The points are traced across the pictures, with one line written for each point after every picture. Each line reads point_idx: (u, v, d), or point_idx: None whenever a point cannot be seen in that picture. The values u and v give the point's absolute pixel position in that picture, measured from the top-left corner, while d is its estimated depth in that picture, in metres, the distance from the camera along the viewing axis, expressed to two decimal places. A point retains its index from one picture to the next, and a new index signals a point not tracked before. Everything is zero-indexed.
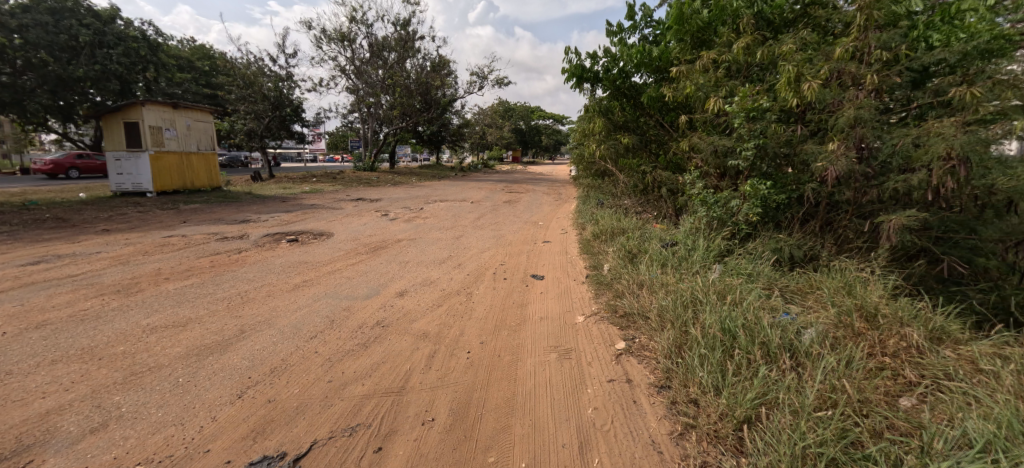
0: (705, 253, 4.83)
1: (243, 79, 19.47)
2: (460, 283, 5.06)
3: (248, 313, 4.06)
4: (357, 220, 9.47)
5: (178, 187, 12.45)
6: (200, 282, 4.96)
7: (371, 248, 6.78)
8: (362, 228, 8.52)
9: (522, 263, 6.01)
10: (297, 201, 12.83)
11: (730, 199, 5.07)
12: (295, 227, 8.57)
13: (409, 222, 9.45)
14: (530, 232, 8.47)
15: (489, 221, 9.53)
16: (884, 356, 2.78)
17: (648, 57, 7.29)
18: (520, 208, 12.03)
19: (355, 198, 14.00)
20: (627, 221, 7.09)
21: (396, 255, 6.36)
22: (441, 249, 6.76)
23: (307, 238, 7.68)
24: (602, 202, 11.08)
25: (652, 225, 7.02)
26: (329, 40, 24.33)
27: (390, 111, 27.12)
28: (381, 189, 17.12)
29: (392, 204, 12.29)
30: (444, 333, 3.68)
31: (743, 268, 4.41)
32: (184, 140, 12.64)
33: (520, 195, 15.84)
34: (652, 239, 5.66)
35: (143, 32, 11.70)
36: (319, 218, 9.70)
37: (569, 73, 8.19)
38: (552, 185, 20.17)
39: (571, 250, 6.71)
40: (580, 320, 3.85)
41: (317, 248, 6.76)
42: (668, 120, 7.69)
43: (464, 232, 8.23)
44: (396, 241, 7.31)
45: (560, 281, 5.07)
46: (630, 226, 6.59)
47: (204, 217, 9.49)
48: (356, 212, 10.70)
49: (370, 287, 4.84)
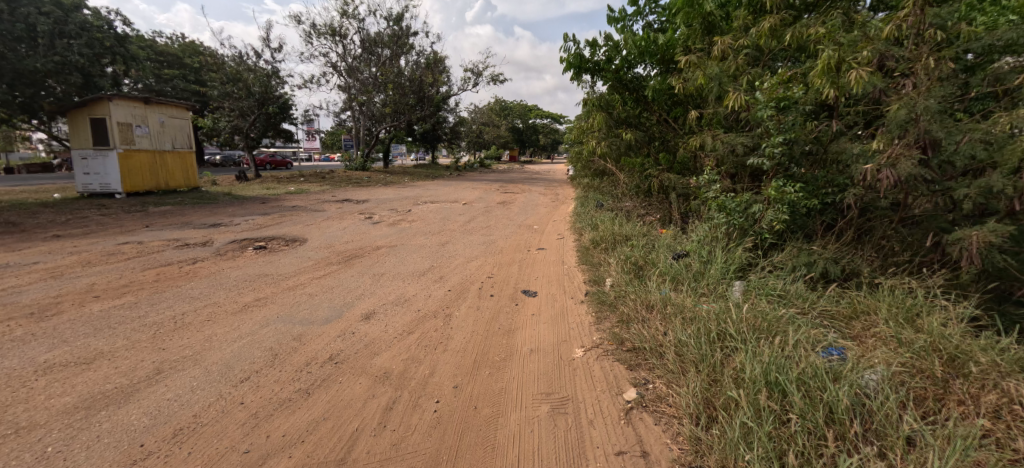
0: (725, 268, 4.14)
1: (227, 74, 18.72)
2: (439, 302, 4.36)
3: (175, 345, 3.34)
4: (338, 224, 8.75)
5: (151, 187, 11.72)
6: (133, 301, 4.24)
7: (345, 257, 6.07)
8: (340, 233, 7.80)
9: (513, 276, 5.31)
10: (278, 203, 12.09)
11: (752, 204, 4.38)
12: (266, 232, 7.84)
13: (393, 226, 8.72)
14: (524, 237, 7.76)
15: (480, 225, 8.82)
16: (985, 421, 2.09)
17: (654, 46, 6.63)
18: (515, 211, 11.31)
19: (341, 199, 13.27)
20: (630, 227, 6.40)
21: (372, 266, 5.64)
22: (423, 258, 6.06)
23: (277, 245, 6.94)
24: (602, 204, 10.41)
25: (658, 231, 6.33)
26: (320, 35, 23.61)
27: (383, 109, 26.41)
28: (371, 189, 16.40)
29: (378, 205, 11.56)
30: (410, 372, 2.97)
31: (772, 287, 3.71)
32: (158, 138, 11.93)
33: (516, 195, 15.15)
34: (661, 249, 4.97)
35: (109, 22, 10.91)
36: (295, 222, 8.96)
37: (567, 63, 7.52)
38: (549, 185, 19.48)
39: (567, 259, 6.02)
40: (579, 354, 3.15)
41: (284, 257, 6.03)
42: (674, 115, 7.04)
43: (452, 238, 7.51)
44: (375, 249, 6.59)
45: (555, 300, 4.36)
46: (633, 232, 5.92)
47: (171, 221, 8.75)
48: (338, 215, 9.96)
49: (332, 308, 4.12)
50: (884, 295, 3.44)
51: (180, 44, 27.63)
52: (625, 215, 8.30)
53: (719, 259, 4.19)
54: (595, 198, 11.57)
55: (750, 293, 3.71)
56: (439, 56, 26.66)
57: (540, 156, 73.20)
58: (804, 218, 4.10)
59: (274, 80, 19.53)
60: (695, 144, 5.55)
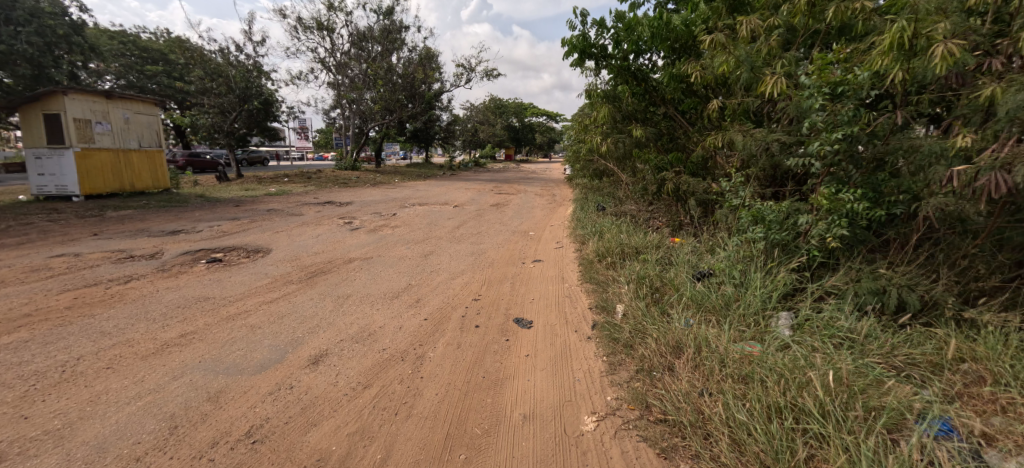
0: (769, 295, 3.34)
1: (207, 69, 17.76)
2: (411, 336, 3.50)
3: (44, 411, 2.49)
4: (311, 231, 7.88)
5: (114, 189, 10.82)
6: (23, 339, 3.37)
7: (309, 273, 5.19)
8: (312, 242, 6.93)
9: (505, 297, 4.47)
10: (253, 205, 11.18)
11: (796, 215, 3.55)
12: (227, 241, 6.96)
13: (372, 233, 7.86)
14: (518, 246, 6.92)
15: (470, 231, 7.98)
16: None
17: (666, 31, 6.02)
18: (509, 214, 10.46)
19: (323, 201, 12.40)
20: (639, 237, 5.57)
21: (340, 284, 4.81)
22: (400, 274, 5.22)
23: (235, 257, 6.07)
24: (603, 207, 9.62)
25: (672, 242, 5.51)
26: (306, 29, 22.71)
27: (373, 106, 25.48)
28: (357, 190, 15.54)
29: (362, 208, 10.69)
30: (355, 460, 2.13)
31: (837, 324, 2.92)
32: (122, 135, 11.04)
33: (510, 197, 14.31)
34: (684, 268, 4.15)
35: (63, 8, 9.98)
36: (264, 228, 8.08)
37: (569, 48, 6.83)
38: (545, 186, 18.51)
39: (568, 274, 5.19)
40: (589, 427, 2.32)
41: (237, 273, 5.15)
42: (685, 108, 6.41)
43: (437, 248, 6.66)
44: (347, 262, 5.73)
45: (554, 334, 3.52)
46: (647, 243, 5.13)
47: (124, 228, 7.86)
48: (314, 220, 9.06)
49: (272, 348, 3.26)
50: (985, 341, 2.63)
51: (161, 39, 26.59)
52: (631, 221, 7.50)
53: (761, 282, 3.39)
54: (595, 199, 10.77)
55: (806, 334, 2.91)
56: (431, 52, 25.74)
57: (535, 155, 72.26)
58: (868, 234, 3.29)
59: (257, 75, 18.60)
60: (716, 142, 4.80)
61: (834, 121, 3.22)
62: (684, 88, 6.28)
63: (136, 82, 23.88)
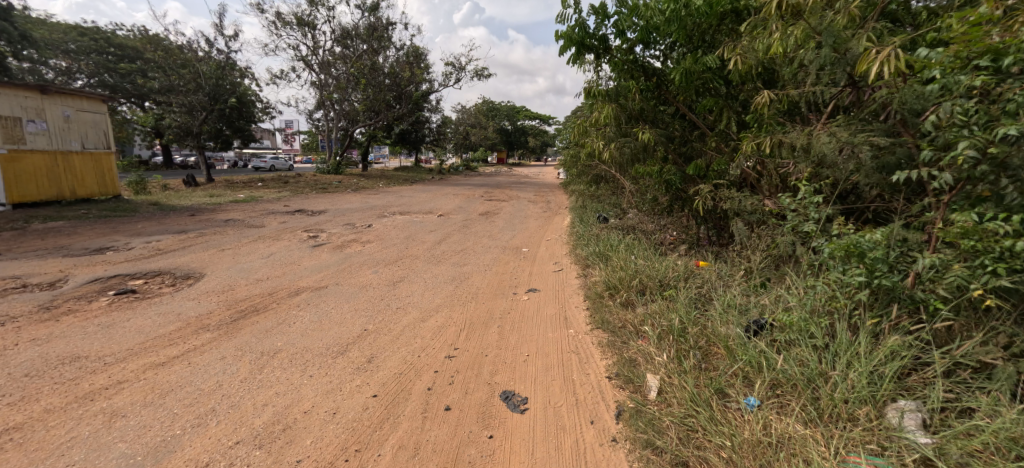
0: (878, 369, 2.28)
1: (174, 65, 16.48)
2: (347, 432, 2.35)
3: None
4: (265, 247, 6.70)
5: (51, 196, 9.60)
6: None
7: (237, 311, 4.04)
8: (258, 263, 5.74)
9: (491, 350, 3.32)
10: (211, 215, 9.94)
11: (910, 252, 2.45)
12: (157, 263, 5.78)
13: (337, 251, 6.69)
14: (510, 268, 5.80)
15: (452, 248, 6.85)
16: None
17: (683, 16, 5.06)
18: (500, 225, 9.33)
19: (293, 209, 11.16)
20: (658, 263, 4.47)
21: (273, 328, 3.66)
22: (357, 312, 4.06)
23: (156, 287, 4.91)
24: (604, 217, 8.54)
25: (699, 269, 4.43)
26: (286, 25, 21.44)
27: (358, 106, 24.20)
28: (335, 196, 14.30)
29: (333, 219, 9.49)
30: None
31: (1011, 434, 1.87)
32: (60, 135, 9.87)
33: (502, 204, 13.16)
34: (732, 315, 3.06)
35: None
36: (210, 244, 6.87)
37: (564, 40, 5.77)
38: (539, 192, 17.32)
39: (571, 312, 4.06)
40: None
41: (141, 313, 3.97)
42: (705, 106, 5.37)
43: (410, 271, 5.51)
44: (292, 292, 4.55)
45: (559, 427, 2.39)
46: (673, 271, 4.04)
47: (41, 246, 6.65)
48: (274, 233, 7.87)
49: (120, 463, 2.10)
50: None
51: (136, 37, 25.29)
52: (641, 236, 6.43)
53: (861, 349, 2.34)
54: (594, 208, 9.68)
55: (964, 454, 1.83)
56: (419, 51, 24.52)
57: (528, 159, 71.22)
58: None
59: (229, 72, 17.34)
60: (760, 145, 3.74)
61: (981, 113, 2.13)
62: (705, 82, 5.24)
63: (108, 82, 22.60)
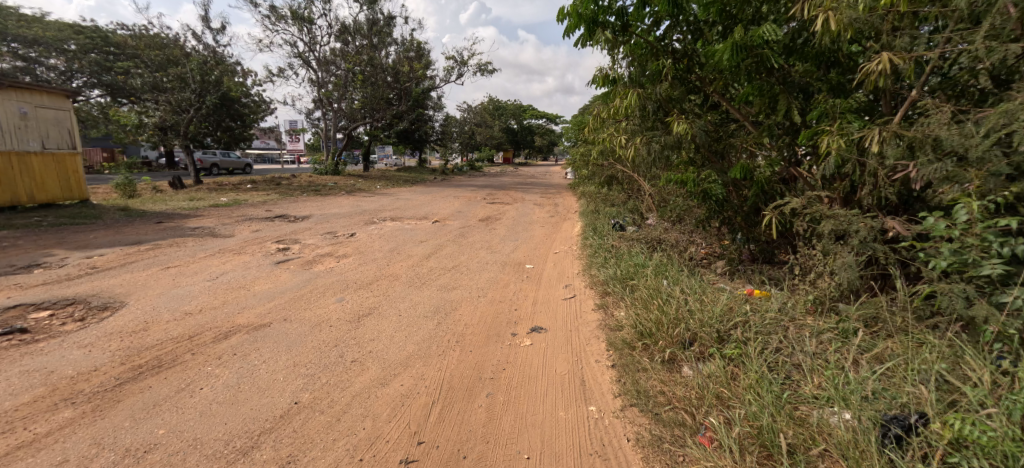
0: None
1: (160, 61, 15.55)
2: None
3: None
4: (220, 263, 5.66)
5: (5, 201, 8.65)
6: None
7: (134, 367, 2.97)
8: (202, 286, 4.71)
9: (472, 444, 2.22)
10: (180, 222, 8.92)
11: None
12: (80, 286, 4.75)
13: (305, 267, 5.64)
14: (510, 291, 4.72)
15: (442, 263, 5.78)
16: None
17: None
18: (501, 233, 8.25)
19: (274, 215, 10.10)
20: (704, 297, 3.38)
21: (166, 401, 2.58)
22: (297, 367, 2.96)
23: (58, 322, 3.87)
24: (620, 223, 7.43)
25: (758, 305, 3.32)
26: (280, 20, 20.49)
27: (356, 104, 23.25)
28: (326, 199, 13.29)
29: (315, 226, 8.45)
30: None
31: None
32: (16, 134, 8.93)
33: (506, 207, 12.04)
34: (852, 404, 1.95)
35: None
36: (158, 260, 5.82)
37: (570, 18, 4.64)
38: (546, 194, 16.21)
39: (589, 370, 2.94)
40: None
41: (1, 371, 2.90)
42: (748, 96, 4.26)
43: (386, 298, 4.44)
44: (222, 333, 3.47)
45: None
46: (735, 316, 2.91)
47: None
48: (239, 244, 6.83)
49: None
50: None
51: None
52: (670, 251, 5.32)
53: None
54: (608, 213, 8.55)
55: None
56: (420, 45, 23.49)
57: (535, 158, 70.25)
58: None
59: (218, 69, 16.37)
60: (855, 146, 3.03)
61: None
62: (749, 69, 4.15)
63: None
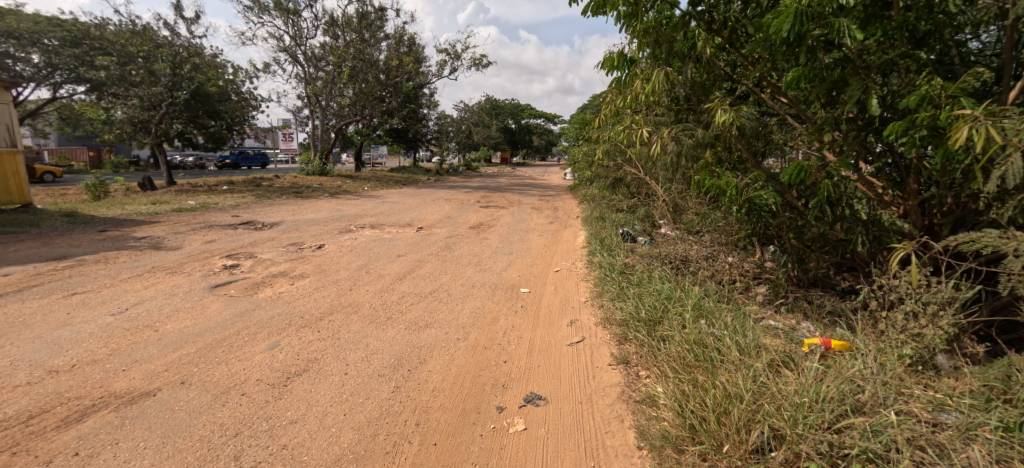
0: None
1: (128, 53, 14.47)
2: None
3: None
4: (142, 287, 4.57)
5: None
6: None
7: None
8: (102, 323, 3.62)
9: None
10: (126, 230, 7.79)
11: None
12: None
13: (250, 292, 4.57)
14: (500, 328, 3.68)
15: (418, 286, 4.74)
16: None
17: None
18: (493, 244, 7.20)
19: (240, 221, 8.98)
20: (770, 362, 2.37)
21: None
22: None
23: None
24: (630, 233, 6.40)
25: (858, 373, 2.30)
26: (263, 12, 19.36)
27: (345, 100, 22.10)
28: (304, 202, 12.21)
29: (280, 236, 7.38)
30: None
31: None
32: None
33: (500, 212, 10.96)
34: None
35: None
36: (67, 282, 4.73)
37: None
38: (545, 196, 15.13)
39: None
40: None
41: None
42: (811, 83, 3.25)
43: (334, 340, 3.37)
44: (79, 411, 2.40)
45: None
46: (841, 409, 1.87)
47: None
48: (180, 259, 5.74)
49: None
50: None
51: None
52: (700, 275, 4.30)
53: None
54: (615, 220, 7.51)
55: None
56: (412, 39, 22.37)
57: (533, 158, 69.11)
58: None
59: (190, 62, 15.29)
60: (1006, 143, 2.08)
61: None
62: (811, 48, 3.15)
63: None
